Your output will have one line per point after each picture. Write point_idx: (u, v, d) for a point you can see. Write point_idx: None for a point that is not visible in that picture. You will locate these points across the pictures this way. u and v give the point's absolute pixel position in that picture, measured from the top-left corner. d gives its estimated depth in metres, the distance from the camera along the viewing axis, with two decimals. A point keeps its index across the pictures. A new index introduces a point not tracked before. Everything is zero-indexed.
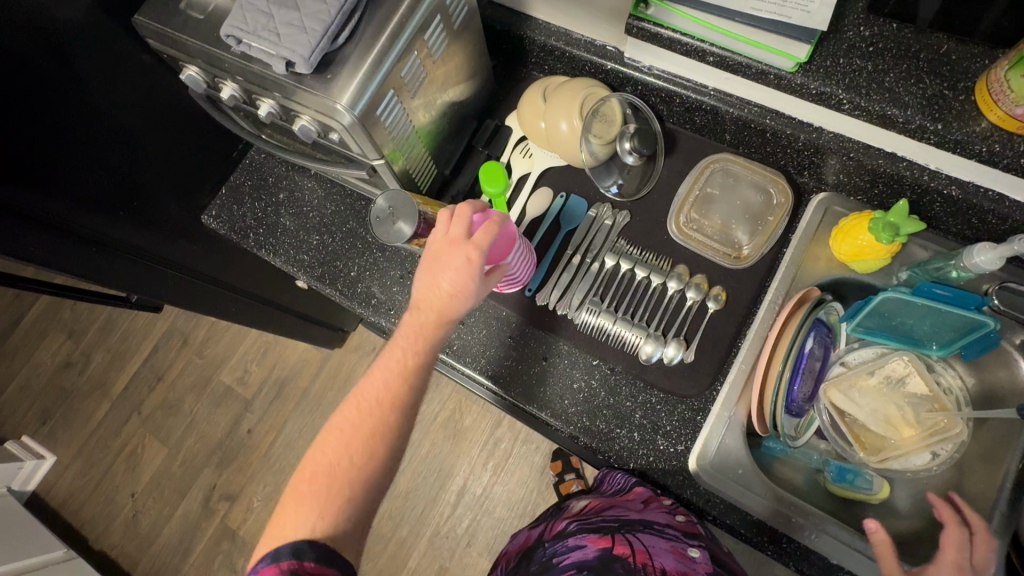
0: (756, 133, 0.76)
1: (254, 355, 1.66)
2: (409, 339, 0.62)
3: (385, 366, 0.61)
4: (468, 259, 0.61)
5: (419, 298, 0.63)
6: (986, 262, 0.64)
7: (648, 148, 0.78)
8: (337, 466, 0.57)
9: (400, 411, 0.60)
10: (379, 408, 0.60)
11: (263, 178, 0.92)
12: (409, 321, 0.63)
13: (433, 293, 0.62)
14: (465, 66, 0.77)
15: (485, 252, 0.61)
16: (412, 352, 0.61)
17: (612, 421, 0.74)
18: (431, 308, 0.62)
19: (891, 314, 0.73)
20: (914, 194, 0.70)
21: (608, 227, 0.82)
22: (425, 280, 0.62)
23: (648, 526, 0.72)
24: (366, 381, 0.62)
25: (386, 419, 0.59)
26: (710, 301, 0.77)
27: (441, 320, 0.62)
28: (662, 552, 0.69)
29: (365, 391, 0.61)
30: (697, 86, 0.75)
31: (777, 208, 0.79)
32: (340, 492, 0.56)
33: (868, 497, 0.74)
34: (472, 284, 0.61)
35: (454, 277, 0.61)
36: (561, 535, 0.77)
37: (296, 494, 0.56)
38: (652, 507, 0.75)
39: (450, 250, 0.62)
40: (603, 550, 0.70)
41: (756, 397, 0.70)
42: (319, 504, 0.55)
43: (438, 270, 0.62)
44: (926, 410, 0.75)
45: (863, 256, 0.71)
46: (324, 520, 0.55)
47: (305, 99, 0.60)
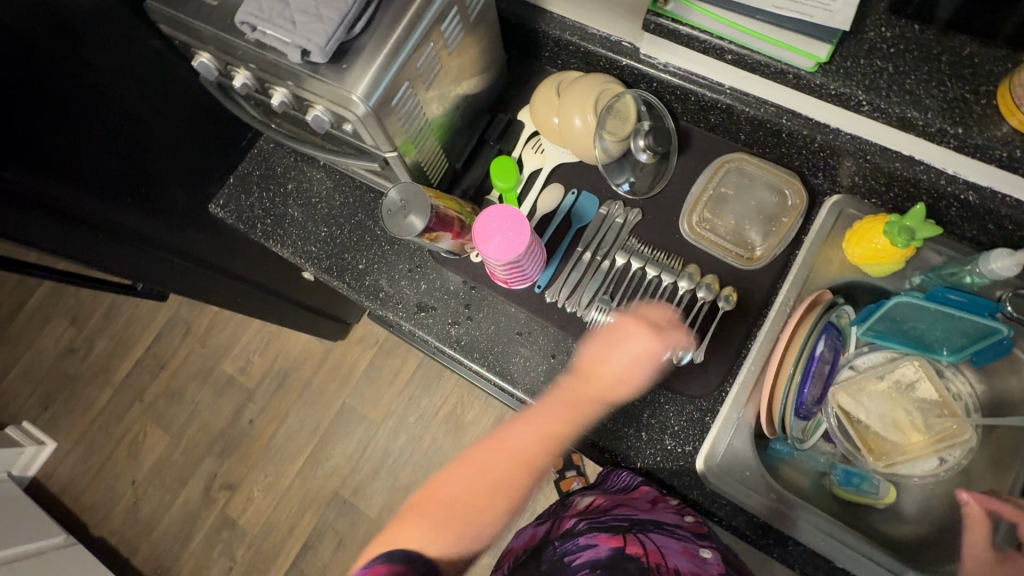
0: (771, 133, 0.75)
1: (257, 346, 1.66)
2: (568, 408, 0.70)
3: (532, 428, 0.71)
4: (649, 350, 0.70)
5: (589, 367, 0.71)
6: (1003, 268, 0.64)
7: (662, 148, 0.78)
8: (469, 500, 0.69)
9: (529, 477, 0.71)
10: (519, 466, 0.71)
11: (271, 168, 0.91)
12: (574, 386, 0.71)
13: (603, 368, 0.70)
14: (478, 59, 0.76)
15: (665, 348, 0.70)
16: (565, 420, 0.69)
17: (620, 420, 0.73)
18: (600, 383, 0.70)
19: (904, 318, 0.73)
20: (930, 198, 0.69)
21: (619, 224, 0.81)
22: (594, 352, 0.71)
23: (658, 526, 0.71)
24: (510, 434, 0.72)
25: (517, 480, 0.71)
26: (721, 301, 0.76)
27: (598, 397, 0.70)
28: (675, 552, 0.68)
29: (507, 447, 0.72)
30: (712, 85, 0.74)
31: (791, 209, 0.78)
32: (464, 526, 0.66)
33: (875, 502, 0.74)
34: (645, 365, 0.70)
35: (631, 358, 0.69)
36: (569, 534, 0.74)
37: (425, 511, 0.67)
38: (660, 507, 0.76)
39: (631, 336, 0.70)
40: (615, 549, 0.67)
41: (766, 399, 0.70)
42: (448, 527, 0.65)
43: (614, 350, 0.70)
44: (935, 415, 0.75)
45: (878, 260, 0.70)
46: (439, 544, 0.63)
47: (319, 88, 0.60)
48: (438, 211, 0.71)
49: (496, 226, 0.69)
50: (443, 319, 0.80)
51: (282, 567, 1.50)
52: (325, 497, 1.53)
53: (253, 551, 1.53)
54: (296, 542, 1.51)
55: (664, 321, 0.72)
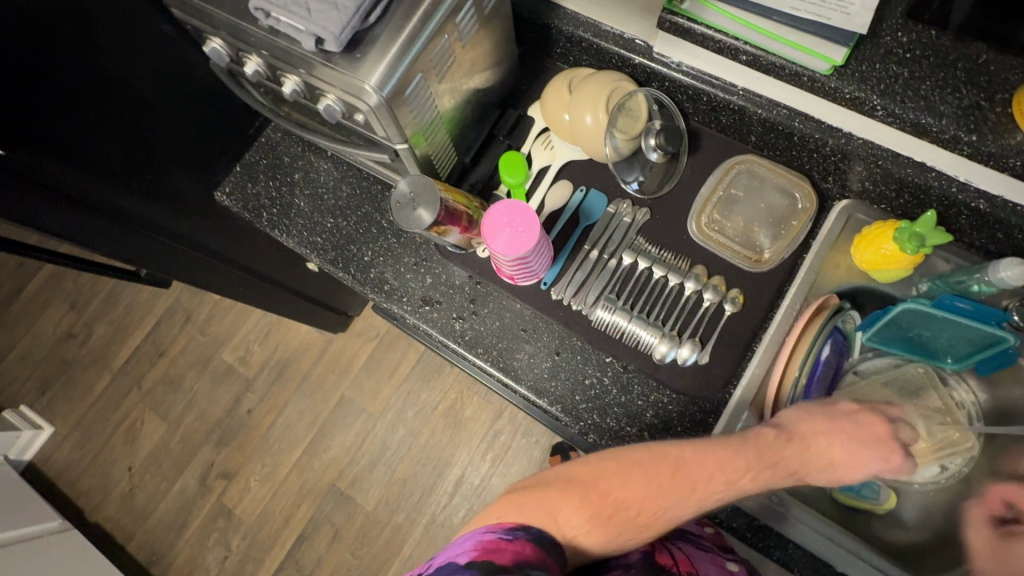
0: (783, 136, 0.75)
1: (257, 335, 1.66)
2: (756, 466, 0.64)
3: (721, 469, 0.62)
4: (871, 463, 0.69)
5: (807, 438, 0.67)
6: (1012, 277, 0.64)
7: (672, 148, 0.79)
8: (623, 506, 0.59)
9: (679, 515, 0.63)
10: (683, 499, 0.62)
11: (279, 157, 0.90)
12: (792, 457, 0.66)
13: (820, 446, 0.67)
14: (490, 52, 0.75)
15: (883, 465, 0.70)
16: (747, 483, 0.64)
17: (622, 419, 0.74)
18: (804, 459, 0.67)
19: (910, 325, 0.73)
20: (941, 206, 0.69)
21: (626, 224, 0.81)
22: (817, 424, 0.68)
23: (683, 539, 0.75)
24: (696, 458, 0.62)
25: (674, 511, 0.62)
26: (727, 303, 0.76)
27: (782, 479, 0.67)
28: (703, 563, 0.72)
29: (688, 477, 0.61)
30: (725, 85, 0.73)
31: (801, 213, 0.78)
32: (611, 523, 0.59)
33: (875, 507, 0.74)
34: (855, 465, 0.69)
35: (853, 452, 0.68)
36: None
37: (592, 498, 0.59)
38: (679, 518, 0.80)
39: (868, 434, 0.70)
40: (647, 555, 0.69)
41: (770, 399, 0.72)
42: (603, 523, 0.59)
43: (839, 441, 0.68)
44: (938, 423, 0.75)
45: (886, 266, 0.70)
46: (582, 533, 0.58)
47: (331, 77, 0.59)
48: (444, 206, 0.70)
49: (506, 220, 0.69)
50: (448, 314, 0.80)
51: (277, 558, 1.50)
52: (322, 488, 1.53)
53: (248, 540, 1.53)
54: (292, 533, 1.51)
55: (869, 411, 0.72)
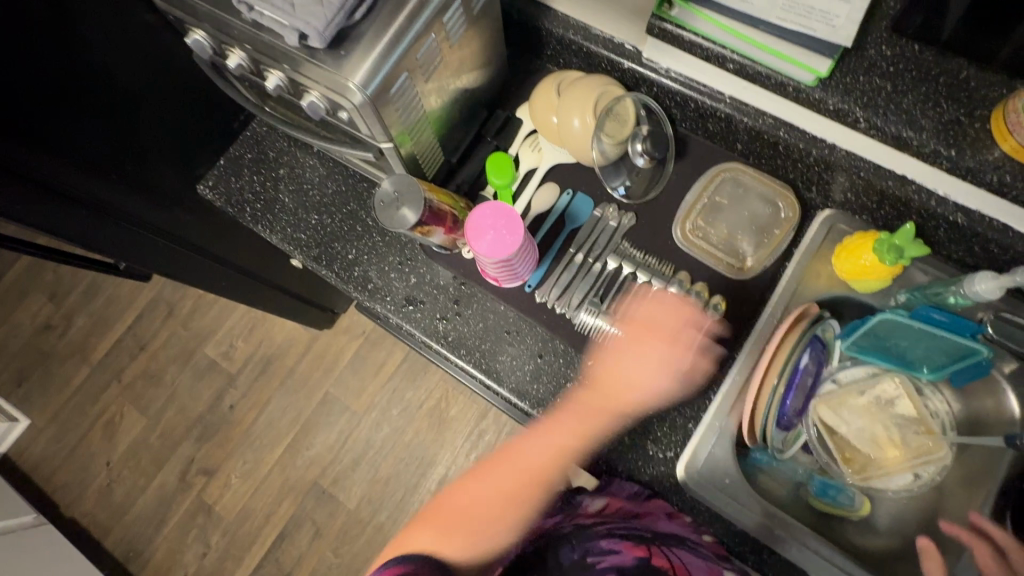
0: (768, 145, 0.75)
1: (241, 330, 1.64)
2: (576, 424, 0.71)
3: (545, 444, 0.74)
4: (668, 368, 0.72)
5: (599, 378, 0.73)
6: (987, 290, 0.65)
7: (660, 153, 0.80)
8: (474, 509, 0.74)
9: (547, 491, 0.77)
10: (539, 478, 0.76)
11: (264, 152, 0.89)
12: (588, 395, 0.73)
13: (612, 374, 0.73)
14: (477, 52, 0.75)
15: (680, 363, 0.72)
16: (580, 432, 0.71)
17: (603, 423, 0.74)
18: (611, 395, 0.72)
19: (887, 334, 0.74)
20: (920, 218, 0.70)
21: (612, 228, 0.81)
22: (624, 363, 0.72)
23: (681, 542, 0.71)
24: (524, 448, 0.75)
25: (535, 492, 0.76)
26: (709, 310, 0.76)
27: (616, 408, 0.72)
28: (701, 571, 0.67)
29: (527, 458, 0.75)
30: (713, 93, 0.73)
31: (784, 222, 0.78)
32: (476, 533, 0.72)
33: (850, 513, 0.75)
34: (650, 377, 0.72)
35: (648, 369, 0.72)
36: (589, 530, 0.73)
37: (438, 519, 0.73)
38: (678, 521, 0.74)
39: (649, 351, 0.72)
40: (641, 559, 0.68)
41: (749, 408, 0.70)
42: (461, 535, 0.72)
43: (641, 365, 0.72)
44: (913, 432, 0.76)
45: (864, 276, 0.71)
46: (450, 546, 0.70)
47: (315, 74, 0.58)
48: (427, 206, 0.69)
49: (490, 224, 0.68)
50: (431, 314, 0.80)
51: (256, 555, 1.49)
52: (303, 486, 1.52)
53: (227, 537, 1.51)
54: (273, 531, 1.50)
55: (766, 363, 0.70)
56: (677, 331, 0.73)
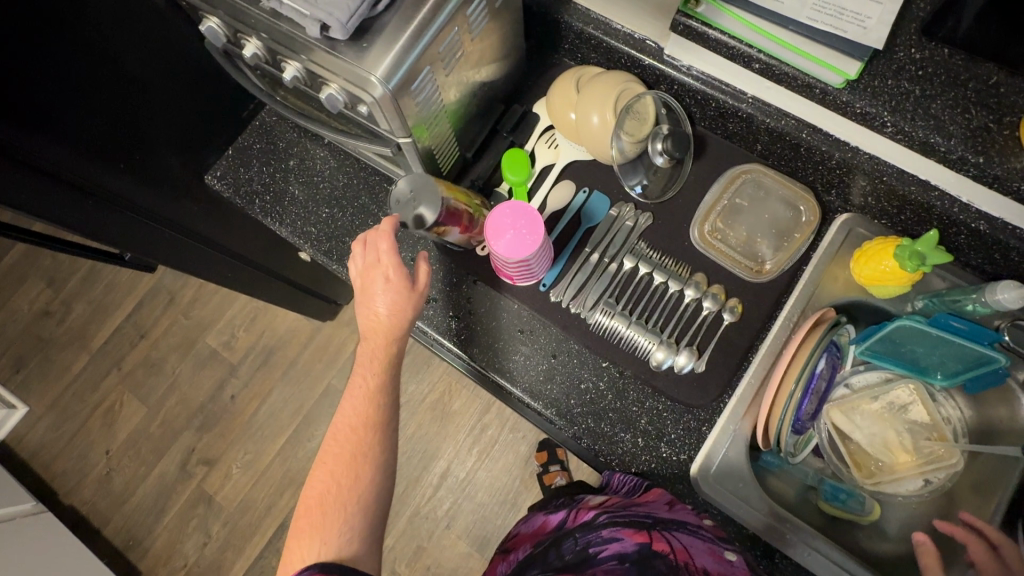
0: (790, 147, 0.75)
1: (242, 321, 1.64)
2: (367, 366, 0.67)
3: (354, 393, 0.66)
4: (387, 276, 0.66)
5: (366, 328, 0.68)
6: (1009, 299, 0.64)
7: (680, 153, 0.79)
8: (328, 494, 0.61)
9: (379, 430, 0.65)
10: (366, 424, 0.65)
11: (273, 143, 0.87)
12: (371, 342, 0.68)
13: (375, 320, 0.67)
14: (496, 44, 0.73)
15: (400, 269, 0.67)
16: (375, 371, 0.67)
17: (617, 425, 0.73)
18: (375, 334, 0.67)
19: (903, 340, 0.74)
20: (941, 225, 0.70)
21: (629, 227, 0.80)
22: (364, 306, 0.68)
23: (682, 526, 0.67)
24: (341, 411, 0.66)
25: (369, 439, 0.64)
26: (726, 312, 0.75)
27: (394, 336, 0.68)
28: (701, 553, 0.65)
29: (342, 422, 0.65)
30: (736, 93, 0.73)
31: (804, 226, 0.78)
32: (345, 511, 0.60)
33: (859, 518, 0.75)
34: (408, 307, 0.67)
35: (392, 302, 0.67)
36: (589, 526, 0.71)
37: (306, 523, 0.60)
38: (678, 508, 0.70)
39: (369, 274, 0.67)
40: (642, 545, 0.65)
41: (763, 413, 0.70)
42: (326, 521, 0.60)
43: (370, 298, 0.67)
44: (924, 438, 0.76)
45: (884, 282, 0.71)
46: (328, 544, 0.58)
47: (335, 66, 0.57)
48: (397, 220, 0.68)
49: (510, 223, 0.67)
50: (443, 311, 0.79)
51: (257, 545, 1.49)
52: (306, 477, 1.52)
53: (228, 527, 1.51)
54: (274, 521, 1.50)
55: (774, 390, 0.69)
56: (398, 262, 0.67)
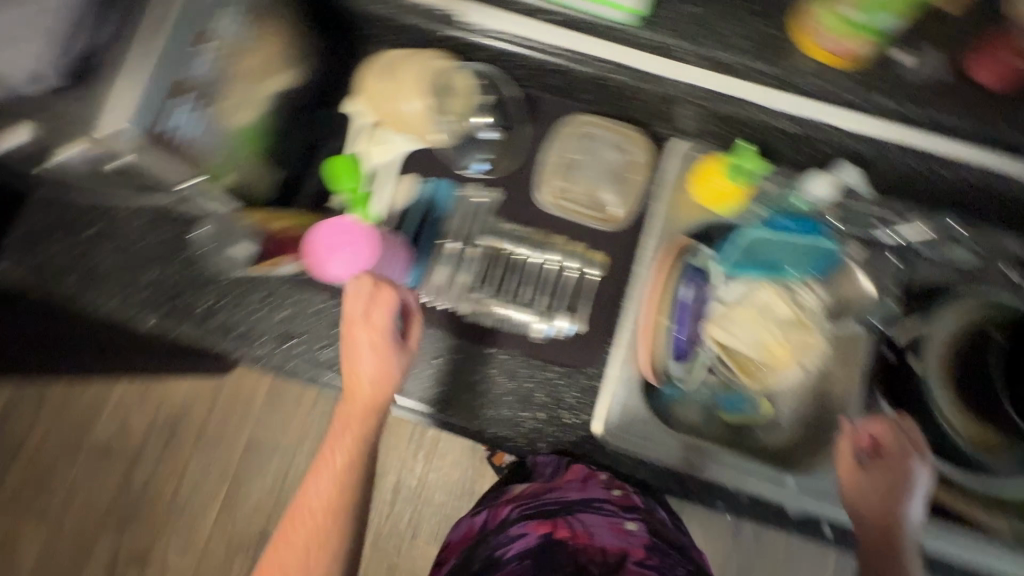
0: (609, 90, 0.74)
1: (132, 401, 1.50)
2: (342, 435, 0.63)
3: (329, 471, 0.62)
4: (370, 342, 0.62)
5: (348, 386, 0.64)
6: (819, 188, 0.73)
7: (500, 123, 0.79)
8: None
9: (347, 512, 0.61)
10: (337, 505, 0.61)
11: (63, 213, 0.76)
12: (348, 405, 0.64)
13: (356, 384, 0.63)
14: (276, 52, 0.66)
15: (387, 335, 0.62)
16: (347, 444, 0.63)
17: (515, 407, 0.70)
18: (356, 398, 0.63)
19: (754, 249, 0.80)
20: (755, 134, 0.73)
21: (479, 206, 0.77)
22: (346, 366, 0.63)
23: (588, 506, 0.78)
24: (310, 488, 0.63)
25: (333, 525, 0.61)
26: (590, 269, 0.76)
27: (374, 405, 0.63)
28: (602, 529, 0.76)
29: (307, 503, 0.62)
30: (543, 47, 0.70)
31: (638, 165, 0.80)
32: None
33: (756, 417, 0.81)
34: (393, 376, 0.63)
35: (375, 368, 0.62)
36: (499, 524, 0.78)
37: None
38: (590, 485, 0.80)
39: (350, 334, 0.63)
40: (545, 535, 0.74)
41: (645, 349, 0.71)
42: None
43: (354, 358, 0.63)
44: (793, 330, 0.81)
45: (723, 200, 0.76)
46: None
47: (65, 119, 0.47)
48: (395, 295, 0.64)
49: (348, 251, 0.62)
50: (311, 345, 0.74)
51: None
52: (252, 537, 1.44)
53: None
54: None
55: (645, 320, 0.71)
56: (388, 330, 0.63)
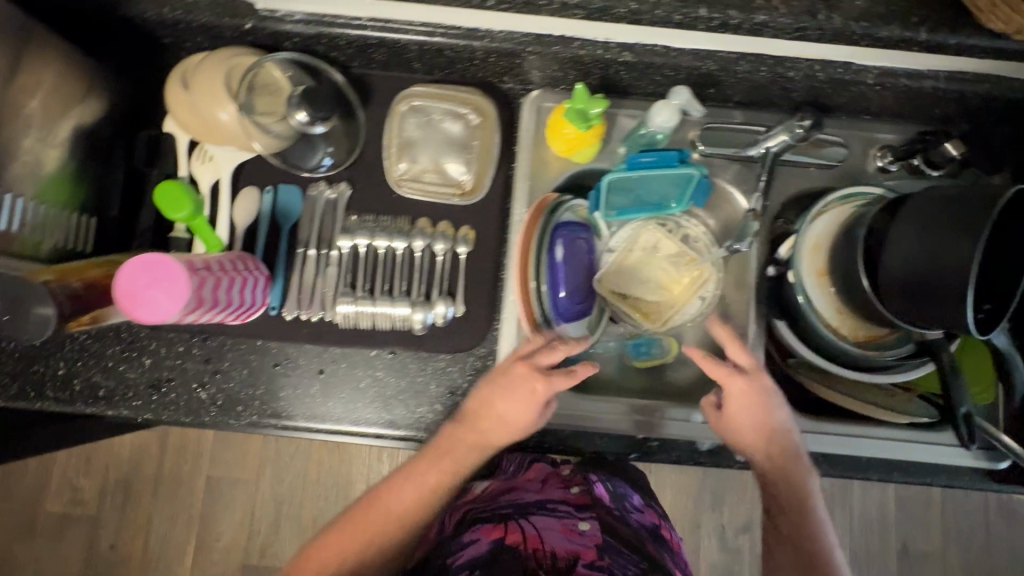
0: (438, 55, 0.70)
1: (77, 469, 1.45)
2: (446, 459, 0.65)
3: (414, 484, 0.65)
4: (534, 389, 0.64)
5: (474, 413, 0.65)
6: (663, 121, 0.68)
7: (318, 115, 0.67)
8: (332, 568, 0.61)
9: (411, 530, 0.64)
10: (406, 519, 0.64)
11: None
12: (462, 431, 0.66)
13: (496, 419, 0.64)
14: (53, 83, 0.60)
15: (552, 389, 0.64)
16: (445, 473, 0.65)
17: (411, 402, 0.71)
18: (483, 433, 0.65)
19: (630, 189, 0.75)
20: (598, 69, 0.70)
21: (332, 202, 0.73)
22: (488, 389, 0.65)
23: (542, 507, 0.66)
24: (389, 492, 0.65)
25: (396, 535, 0.63)
26: (460, 245, 0.72)
27: (488, 446, 0.66)
28: (553, 532, 0.62)
29: (380, 506, 0.65)
30: (353, 21, 0.66)
31: (481, 127, 0.74)
32: None
33: (664, 359, 0.80)
34: (528, 427, 0.65)
35: (521, 413, 0.64)
36: (455, 530, 0.65)
37: None
38: (550, 486, 0.69)
39: (522, 371, 0.64)
40: (496, 542, 0.60)
41: (522, 310, 0.69)
42: None
43: (506, 393, 0.64)
44: (683, 265, 0.78)
45: (577, 149, 0.70)
46: None
47: None
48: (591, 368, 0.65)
49: (145, 284, 0.53)
50: (186, 387, 0.70)
51: None
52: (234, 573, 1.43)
53: None
54: None
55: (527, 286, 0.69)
56: (551, 390, 0.64)
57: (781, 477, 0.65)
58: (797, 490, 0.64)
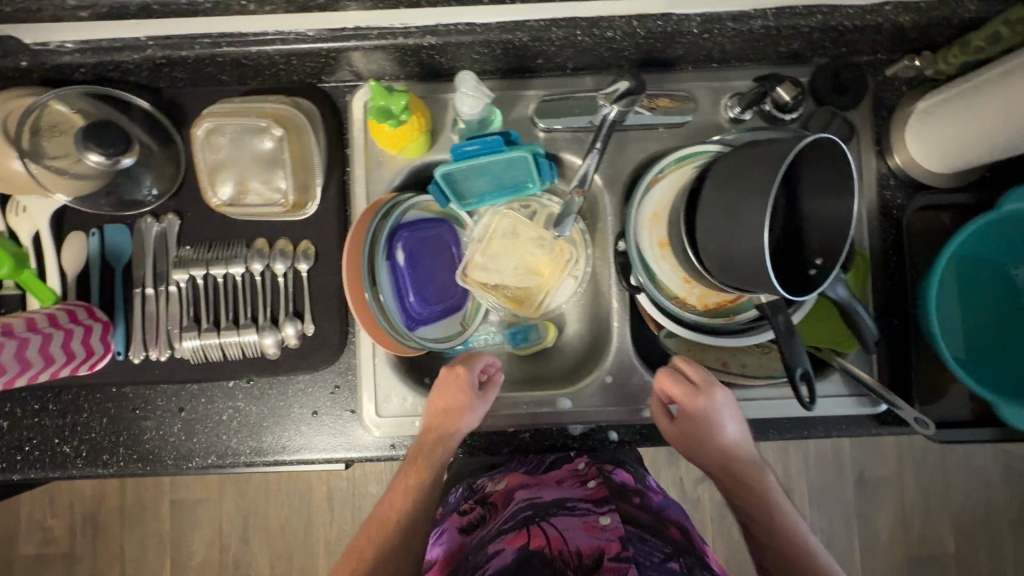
0: (238, 65, 0.65)
1: (43, 510, 1.48)
2: (415, 467, 0.66)
3: (396, 490, 0.67)
4: (455, 380, 0.65)
5: (426, 421, 0.67)
6: (470, 108, 0.63)
7: (113, 151, 0.61)
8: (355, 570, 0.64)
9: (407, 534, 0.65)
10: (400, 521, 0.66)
11: None
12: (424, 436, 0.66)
13: (436, 418, 0.66)
14: None
15: (473, 375, 0.66)
16: (418, 473, 0.66)
17: (275, 428, 0.70)
18: (432, 435, 0.66)
19: (475, 176, 0.70)
20: (410, 55, 0.65)
21: (161, 235, 0.70)
22: (430, 401, 0.66)
23: (561, 507, 0.63)
24: (381, 504, 0.68)
25: (394, 538, 0.65)
26: (301, 262, 0.70)
27: (446, 447, 0.66)
28: (574, 530, 0.59)
29: (381, 517, 0.67)
30: (130, 43, 0.60)
31: (298, 132, 0.69)
32: None
33: (543, 342, 0.76)
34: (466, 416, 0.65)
35: (446, 400, 0.65)
36: (480, 543, 0.64)
37: None
38: (566, 485, 0.68)
39: (445, 376, 0.66)
40: (520, 550, 0.58)
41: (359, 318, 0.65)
42: None
43: (439, 389, 0.66)
44: (549, 244, 0.72)
45: (403, 145, 0.66)
46: None
47: None
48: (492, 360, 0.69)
49: None
50: (47, 444, 0.69)
51: None
52: None
53: None
54: None
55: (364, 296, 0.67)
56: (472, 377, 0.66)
57: (742, 475, 0.66)
58: (755, 480, 0.66)
